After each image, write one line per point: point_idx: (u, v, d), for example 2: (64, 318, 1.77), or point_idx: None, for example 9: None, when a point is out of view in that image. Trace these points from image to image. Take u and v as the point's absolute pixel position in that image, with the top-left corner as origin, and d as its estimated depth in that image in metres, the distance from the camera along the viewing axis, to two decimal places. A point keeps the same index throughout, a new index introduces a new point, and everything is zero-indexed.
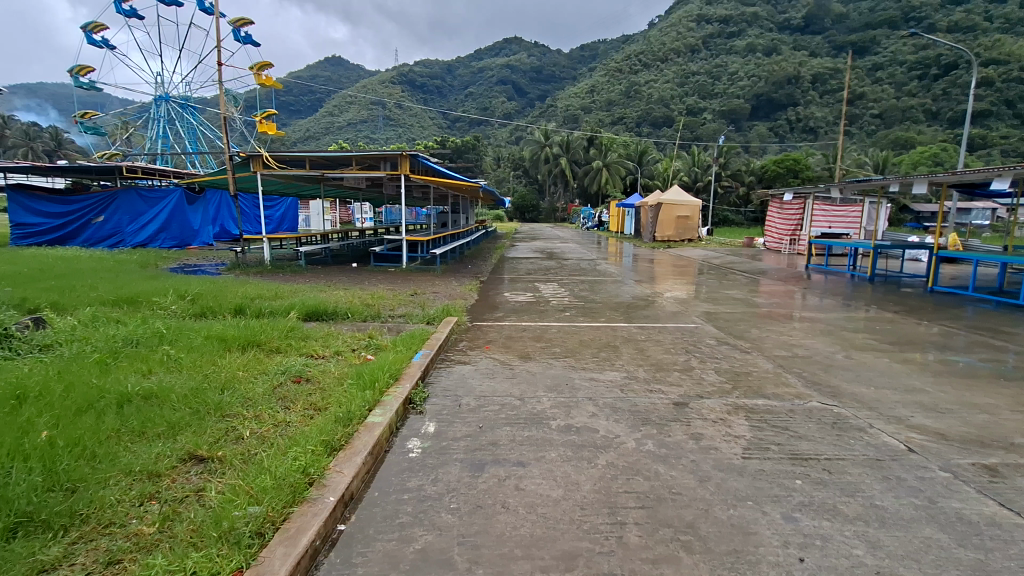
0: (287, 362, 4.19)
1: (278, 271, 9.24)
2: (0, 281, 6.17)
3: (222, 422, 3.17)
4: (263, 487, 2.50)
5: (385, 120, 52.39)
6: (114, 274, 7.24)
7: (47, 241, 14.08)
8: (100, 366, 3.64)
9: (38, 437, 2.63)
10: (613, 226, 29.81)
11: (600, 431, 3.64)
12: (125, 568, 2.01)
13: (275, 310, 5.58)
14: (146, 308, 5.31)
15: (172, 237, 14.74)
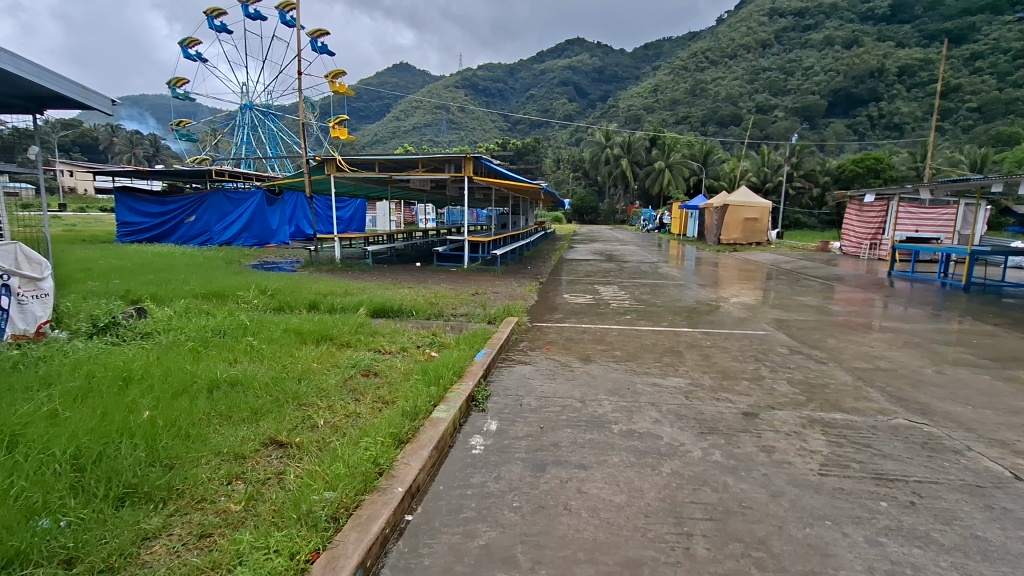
0: (356, 356, 4.37)
1: (347, 269, 9.64)
2: (109, 275, 6.85)
3: (299, 411, 3.35)
4: (337, 474, 2.62)
5: (448, 124, 53.79)
6: (202, 269, 7.84)
7: (146, 238, 15.55)
8: (193, 353, 3.95)
9: (141, 416, 2.88)
10: (675, 228, 29.00)
11: (664, 438, 3.54)
12: (215, 541, 2.16)
13: (345, 306, 5.86)
14: (231, 301, 5.73)
15: (253, 236, 15.70)
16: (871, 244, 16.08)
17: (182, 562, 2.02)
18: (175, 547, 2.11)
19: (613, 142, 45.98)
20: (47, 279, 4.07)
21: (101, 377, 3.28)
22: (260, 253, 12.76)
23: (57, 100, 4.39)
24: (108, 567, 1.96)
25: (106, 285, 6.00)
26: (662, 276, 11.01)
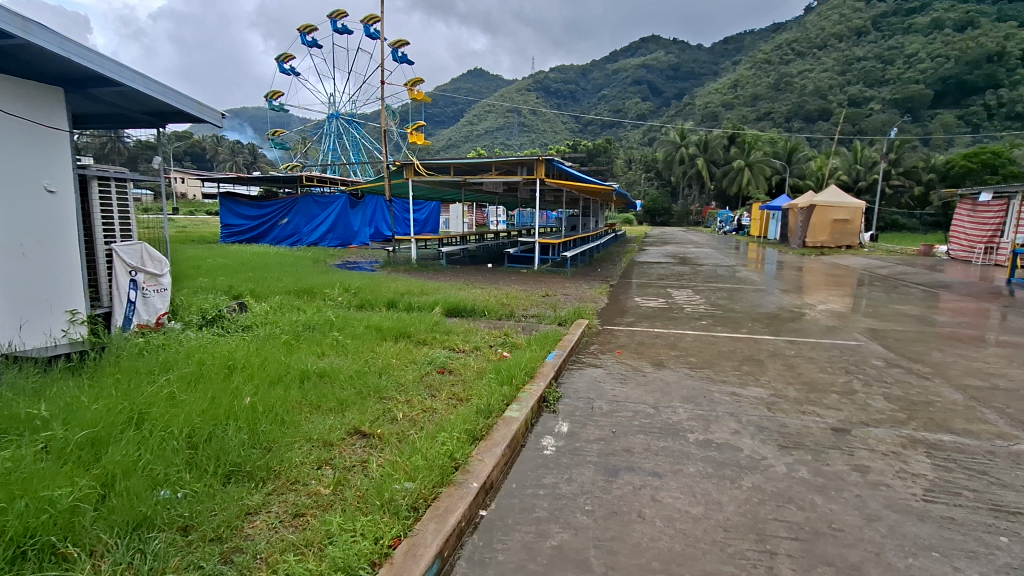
0: (432, 353, 4.53)
1: (422, 269, 9.99)
2: (215, 272, 7.57)
3: (380, 404, 3.53)
4: (416, 465, 2.73)
5: (519, 127, 54.33)
6: (293, 268, 8.45)
7: (246, 239, 17.03)
8: (287, 346, 4.27)
9: (244, 402, 3.16)
10: (755, 230, 27.52)
11: (744, 450, 3.38)
12: (308, 520, 2.33)
13: (422, 304, 6.09)
14: (318, 297, 6.13)
15: (337, 237, 16.67)
16: (986, 248, 14.41)
17: (280, 538, 2.20)
18: (273, 523, 2.29)
19: (688, 141, 44.44)
20: (165, 275, 4.56)
21: (210, 365, 3.63)
22: (341, 253, 13.56)
23: (175, 114, 4.87)
24: (217, 536, 2.16)
25: (213, 281, 6.63)
26: (741, 280, 10.50)
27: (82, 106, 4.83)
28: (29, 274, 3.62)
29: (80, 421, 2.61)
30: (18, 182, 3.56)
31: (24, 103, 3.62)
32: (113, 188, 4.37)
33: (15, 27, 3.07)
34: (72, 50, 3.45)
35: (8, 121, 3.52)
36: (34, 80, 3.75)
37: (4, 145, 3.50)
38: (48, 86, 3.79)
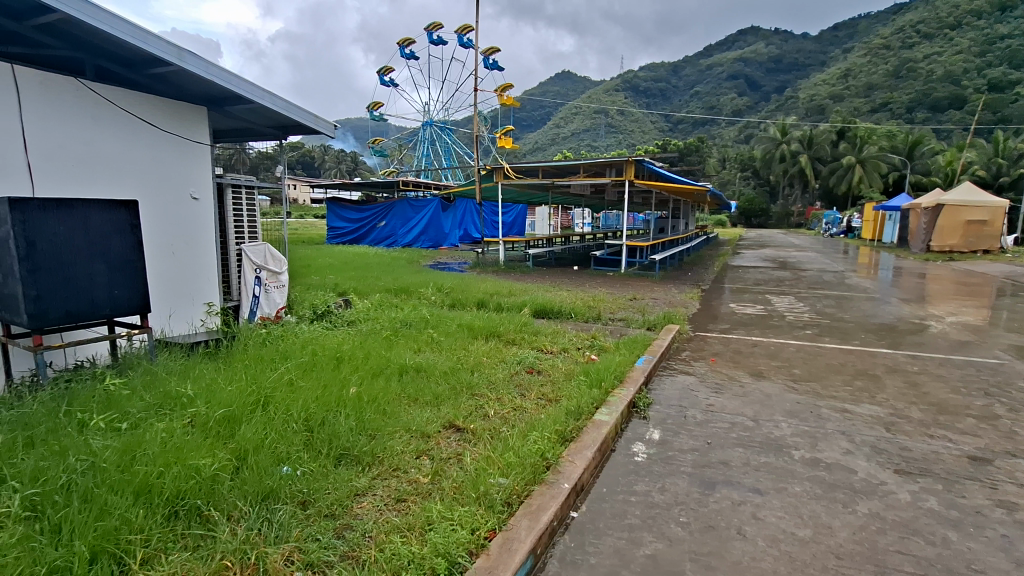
0: (521, 353, 4.61)
1: (510, 270, 10.18)
2: (324, 271, 8.24)
3: (472, 400, 3.65)
4: (509, 462, 2.79)
5: (606, 128, 53.55)
6: (391, 268, 8.97)
7: (349, 241, 18.32)
8: (387, 341, 4.55)
9: (350, 391, 3.41)
10: (867, 233, 25.04)
11: (859, 473, 3.09)
12: (409, 506, 2.46)
13: (510, 305, 6.22)
14: (413, 296, 6.45)
15: (429, 239, 17.43)
16: None
17: (385, 520, 2.34)
18: (378, 505, 2.45)
19: (790, 137, 41.39)
20: (284, 272, 4.92)
21: (322, 356, 3.94)
22: (433, 253, 14.61)
23: (296, 127, 5.36)
24: (331, 513, 2.35)
25: (322, 279, 7.22)
26: (851, 288, 9.60)
27: (219, 122, 5.45)
28: (176, 270, 4.16)
29: (219, 400, 2.95)
30: (170, 191, 4.12)
31: (175, 121, 4.15)
32: (244, 195, 4.88)
33: (170, 54, 3.54)
34: (216, 74, 3.90)
35: (162, 137, 4.06)
36: (183, 100, 4.29)
37: (159, 157, 4.04)
38: (193, 105, 4.32)
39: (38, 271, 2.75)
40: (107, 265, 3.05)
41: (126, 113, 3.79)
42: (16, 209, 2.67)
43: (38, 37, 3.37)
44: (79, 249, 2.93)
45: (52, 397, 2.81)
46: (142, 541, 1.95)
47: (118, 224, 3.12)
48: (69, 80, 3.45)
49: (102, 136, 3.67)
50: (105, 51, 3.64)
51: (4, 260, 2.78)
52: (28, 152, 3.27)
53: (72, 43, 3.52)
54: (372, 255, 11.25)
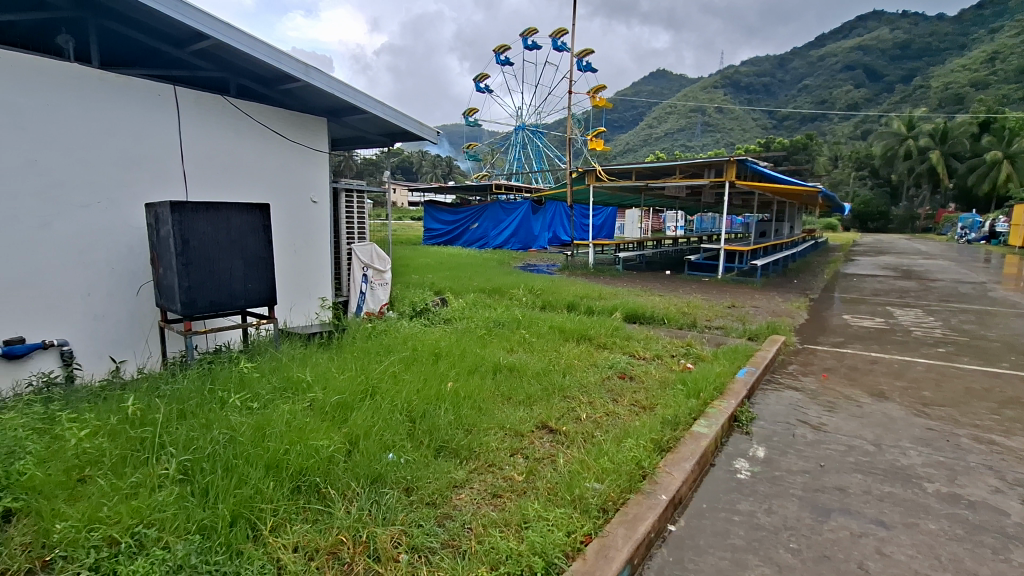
0: (613, 357, 4.54)
1: (600, 273, 10.05)
2: (422, 270, 8.66)
3: (564, 402, 3.65)
4: (604, 467, 2.73)
5: (703, 127, 51.17)
6: (483, 269, 9.21)
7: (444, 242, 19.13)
8: (481, 339, 4.68)
9: (448, 386, 3.55)
10: (1017, 239, 21.68)
11: (1011, 515, 2.68)
12: (505, 502, 2.50)
13: (602, 308, 6.14)
14: (505, 296, 6.58)
15: (519, 241, 17.63)
16: None
17: (483, 514, 2.40)
18: (475, 499, 2.52)
19: (917, 131, 37.00)
20: (388, 271, 5.24)
21: (422, 351, 4.14)
22: (524, 254, 15.32)
23: (403, 134, 5.67)
24: (432, 501, 2.45)
25: (419, 278, 7.58)
26: (996, 302, 8.37)
27: (335, 131, 5.89)
28: (296, 267, 4.58)
29: (333, 387, 3.20)
30: (294, 195, 4.53)
31: (301, 131, 4.56)
32: (355, 199, 5.27)
33: (299, 70, 3.89)
34: (337, 88, 4.22)
35: (289, 146, 4.47)
36: (308, 113, 4.70)
37: (286, 164, 4.46)
38: (317, 116, 4.71)
39: (190, 266, 3.15)
40: (244, 262, 3.42)
41: (260, 125, 4.22)
42: (177, 212, 3.09)
43: (193, 61, 3.88)
44: (223, 247, 3.32)
45: (198, 376, 3.21)
46: (271, 511, 2.16)
47: (253, 225, 3.47)
48: (216, 98, 3.92)
49: (240, 146, 4.12)
50: (246, 71, 4.09)
51: (165, 255, 3.22)
52: (183, 161, 3.77)
53: (220, 64, 4.00)
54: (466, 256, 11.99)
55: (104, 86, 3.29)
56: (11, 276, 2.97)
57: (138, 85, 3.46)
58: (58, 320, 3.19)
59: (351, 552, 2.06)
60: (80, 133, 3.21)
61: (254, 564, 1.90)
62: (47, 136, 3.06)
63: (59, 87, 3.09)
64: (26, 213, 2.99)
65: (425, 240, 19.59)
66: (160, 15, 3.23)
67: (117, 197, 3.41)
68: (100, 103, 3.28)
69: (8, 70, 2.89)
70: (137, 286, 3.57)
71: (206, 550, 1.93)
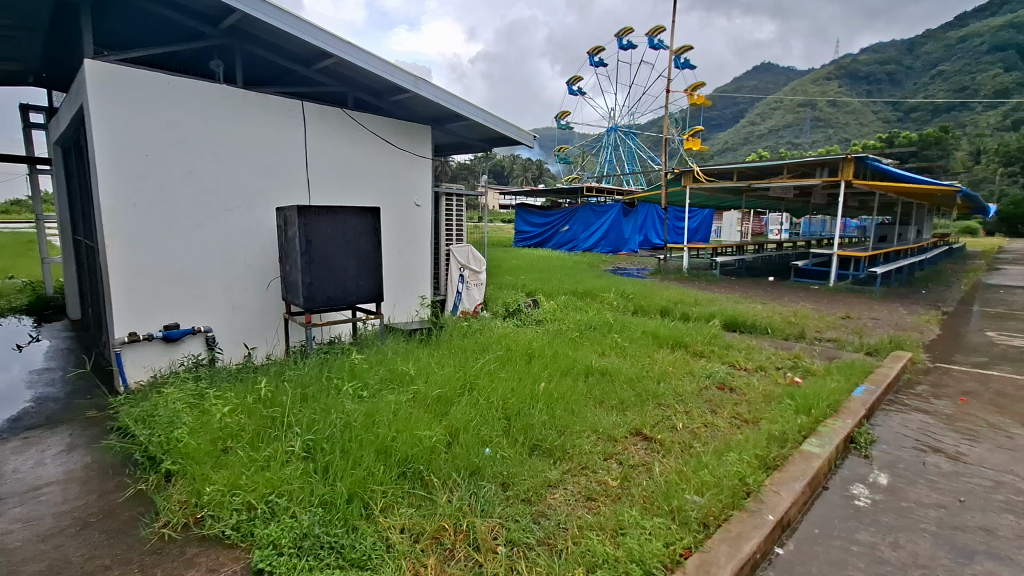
0: (711, 367, 4.34)
1: (694, 278, 9.65)
2: (514, 271, 8.85)
3: (659, 410, 3.55)
4: (704, 480, 2.62)
5: (813, 122, 47.16)
6: (573, 271, 9.20)
7: (534, 245, 19.35)
8: (573, 342, 4.68)
9: (541, 386, 3.60)
10: None
11: None
12: (599, 506, 2.49)
13: (698, 315, 5.88)
14: (596, 300, 6.53)
15: (609, 244, 17.37)
16: None
17: (577, 515, 2.40)
18: (570, 500, 2.53)
19: None
20: (483, 272, 5.36)
21: (516, 350, 4.22)
22: (615, 258, 15.08)
23: (501, 139, 5.82)
24: (527, 498, 2.50)
25: (512, 280, 7.74)
26: None
27: (438, 138, 6.19)
28: (400, 266, 4.88)
29: (435, 381, 3.37)
30: (400, 199, 4.82)
31: (408, 139, 4.82)
32: (454, 202, 5.48)
33: (408, 82, 4.14)
34: (442, 97, 4.42)
35: (397, 153, 4.75)
36: (415, 122, 4.98)
37: (394, 170, 4.75)
38: (422, 124, 4.97)
39: (312, 264, 3.49)
40: (357, 261, 3.70)
41: (372, 134, 4.54)
42: (302, 215, 3.42)
43: (317, 77, 4.27)
44: (341, 247, 3.62)
45: (317, 364, 3.54)
46: (381, 492, 2.32)
47: (366, 226, 3.73)
48: (336, 110, 4.27)
49: (355, 154, 4.45)
50: (362, 84, 4.42)
51: (291, 254, 3.58)
52: (307, 168, 4.15)
53: (339, 80, 4.37)
54: (556, 258, 12.07)
55: (246, 104, 3.73)
56: (170, 270, 3.47)
57: (273, 101, 3.87)
58: (205, 309, 3.66)
59: (452, 539, 2.15)
60: (226, 145, 3.65)
61: (368, 540, 2.06)
62: (200, 149, 3.53)
63: (210, 106, 3.55)
64: (182, 216, 3.47)
65: (517, 241, 19.95)
66: (292, 38, 3.60)
67: (253, 201, 3.84)
68: (241, 119, 3.72)
69: (171, 93, 3.37)
70: (267, 281, 3.98)
71: (327, 522, 2.12)
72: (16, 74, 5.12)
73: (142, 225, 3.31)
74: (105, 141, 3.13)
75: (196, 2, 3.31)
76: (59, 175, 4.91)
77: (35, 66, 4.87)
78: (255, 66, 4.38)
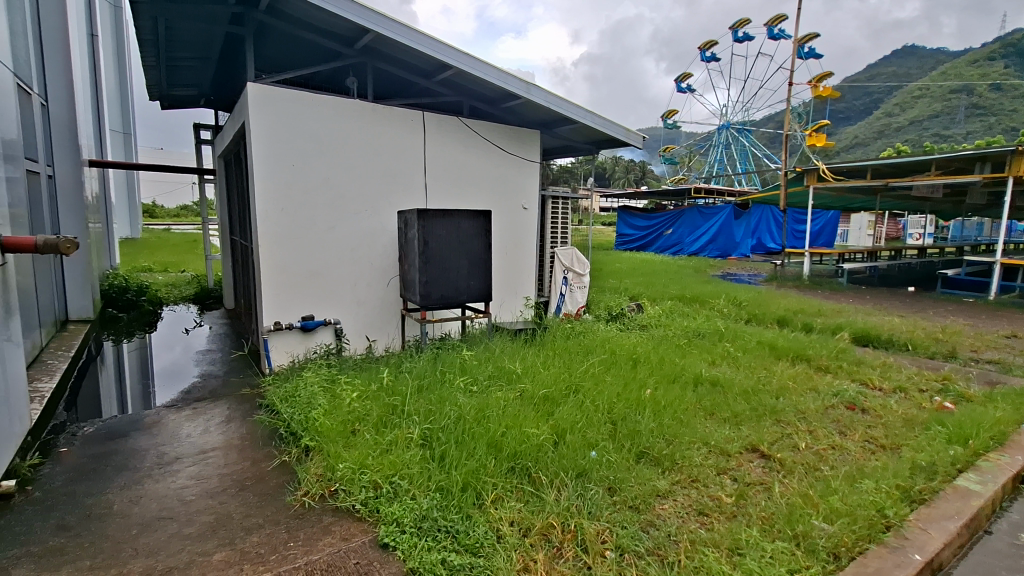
0: (839, 384, 3.94)
1: (816, 287, 8.84)
2: (617, 275, 8.71)
3: (777, 426, 3.30)
4: (834, 507, 2.39)
5: (968, 110, 40.85)
6: (679, 276, 8.85)
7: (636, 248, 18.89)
8: (680, 349, 4.50)
9: (647, 392, 3.52)
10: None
11: None
12: (712, 522, 2.37)
13: (823, 327, 5.38)
14: (705, 306, 6.23)
15: (718, 248, 16.44)
16: None
17: (689, 529, 2.31)
18: (680, 512, 2.43)
19: None
20: (586, 274, 5.45)
21: (620, 355, 4.16)
22: (724, 263, 14.23)
23: (609, 141, 5.77)
24: (635, 506, 2.45)
25: (616, 283, 7.62)
26: None
27: (545, 142, 6.27)
28: (507, 267, 5.03)
29: (540, 381, 3.43)
30: (509, 202, 4.96)
31: (518, 144, 4.94)
32: (561, 206, 5.48)
33: (521, 89, 4.25)
34: (552, 101, 4.48)
35: (507, 158, 4.90)
36: (525, 127, 5.10)
37: (504, 175, 4.90)
38: (532, 130, 5.07)
39: (428, 263, 3.71)
40: (469, 262, 3.88)
41: (485, 140, 4.72)
42: (421, 218, 3.66)
43: (437, 88, 4.54)
44: (455, 248, 3.81)
45: (431, 358, 3.75)
46: (493, 484, 2.41)
47: (478, 229, 3.90)
48: (452, 118, 4.51)
49: (469, 159, 4.67)
50: (476, 93, 4.63)
51: (410, 254, 3.84)
52: (425, 174, 4.42)
53: (456, 90, 4.61)
54: (660, 263, 11.68)
55: (374, 116, 4.06)
56: (308, 267, 3.87)
57: (398, 113, 4.18)
58: (335, 303, 4.04)
59: (560, 537, 2.17)
60: (356, 155, 4.01)
61: (480, 528, 2.15)
62: (337, 159, 3.91)
63: (345, 119, 3.91)
64: (319, 219, 3.86)
65: (617, 244, 19.60)
66: (417, 52, 3.87)
67: (378, 205, 4.16)
68: (370, 130, 4.05)
69: (314, 108, 3.76)
70: (387, 279, 4.29)
71: (444, 507, 2.25)
72: (191, 98, 6.03)
73: (287, 227, 3.73)
74: (261, 153, 3.57)
75: (338, 26, 3.68)
76: (221, 184, 5.70)
77: (206, 89, 5.70)
78: (383, 80, 4.77)
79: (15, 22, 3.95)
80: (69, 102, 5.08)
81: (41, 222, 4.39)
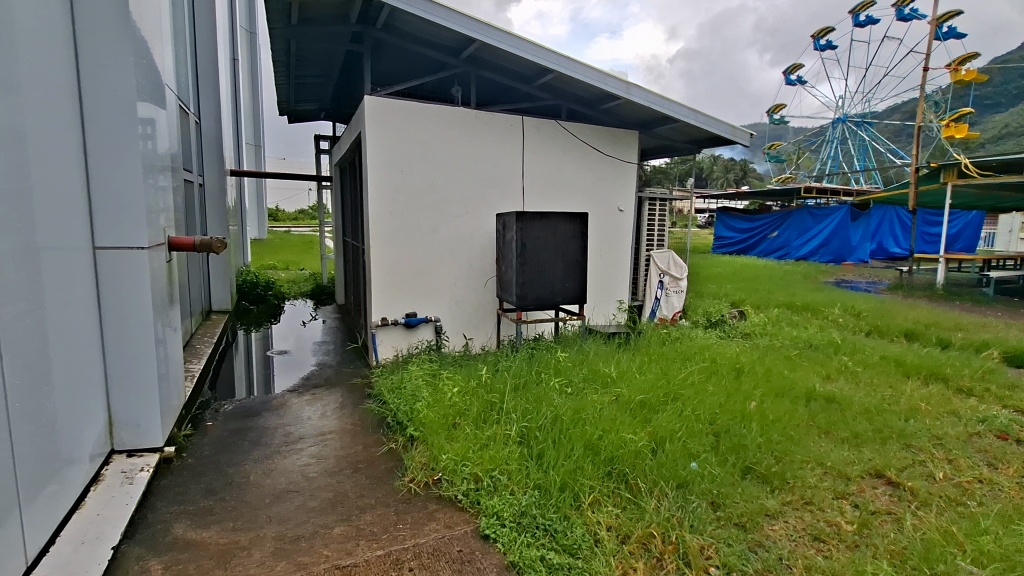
0: (985, 410, 3.44)
1: (951, 297, 7.81)
2: (717, 280, 8.28)
3: (907, 452, 2.96)
4: (982, 550, 2.10)
5: None
6: (785, 283, 8.24)
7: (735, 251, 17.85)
8: (789, 360, 4.19)
9: (752, 405, 3.31)
10: None
11: None
12: (831, 550, 2.18)
13: (964, 343, 4.72)
14: (817, 316, 5.73)
15: (830, 252, 15.05)
16: None
17: (803, 555, 2.14)
18: (792, 536, 2.27)
19: None
20: (683, 278, 5.32)
21: (721, 364, 3.96)
22: (837, 269, 13.01)
23: (712, 140, 5.51)
24: (741, 524, 2.32)
25: (716, 288, 7.25)
26: None
27: (644, 142, 6.13)
28: (601, 270, 4.97)
29: (636, 387, 3.36)
30: (604, 205, 4.91)
31: (616, 145, 4.88)
32: (659, 207, 5.26)
33: (621, 89, 4.20)
34: (652, 100, 4.37)
35: (605, 160, 4.85)
36: (622, 128, 5.03)
37: (601, 177, 4.86)
38: (630, 130, 4.98)
39: (526, 265, 3.77)
40: (565, 264, 3.90)
41: (582, 143, 4.71)
42: (520, 221, 3.73)
43: (536, 93, 4.62)
44: (551, 250, 3.84)
45: (526, 358, 3.81)
46: (590, 487, 2.40)
47: (574, 231, 3.90)
48: (550, 122, 4.55)
49: (566, 162, 4.68)
50: (574, 96, 4.66)
51: (507, 256, 3.93)
52: (523, 178, 4.51)
53: (555, 93, 4.67)
54: (763, 267, 10.95)
55: (476, 122, 4.21)
56: (413, 266, 4.10)
57: (499, 119, 4.31)
58: (436, 301, 4.24)
59: (661, 548, 2.11)
60: (459, 160, 4.18)
61: (578, 529, 2.15)
62: (442, 164, 4.11)
63: (450, 126, 4.10)
64: (424, 221, 4.08)
65: (714, 248, 18.64)
66: (518, 58, 3.97)
67: (478, 208, 4.31)
68: (473, 136, 4.22)
69: (423, 117, 3.98)
70: (484, 280, 4.43)
71: (543, 505, 2.28)
72: (313, 111, 6.64)
73: (395, 229, 3.98)
74: (375, 161, 3.85)
75: (445, 37, 3.88)
76: (336, 189, 6.21)
77: (325, 103, 6.26)
78: (484, 87, 4.94)
79: (178, 52, 4.60)
80: (216, 118, 5.81)
81: (194, 224, 5.06)
